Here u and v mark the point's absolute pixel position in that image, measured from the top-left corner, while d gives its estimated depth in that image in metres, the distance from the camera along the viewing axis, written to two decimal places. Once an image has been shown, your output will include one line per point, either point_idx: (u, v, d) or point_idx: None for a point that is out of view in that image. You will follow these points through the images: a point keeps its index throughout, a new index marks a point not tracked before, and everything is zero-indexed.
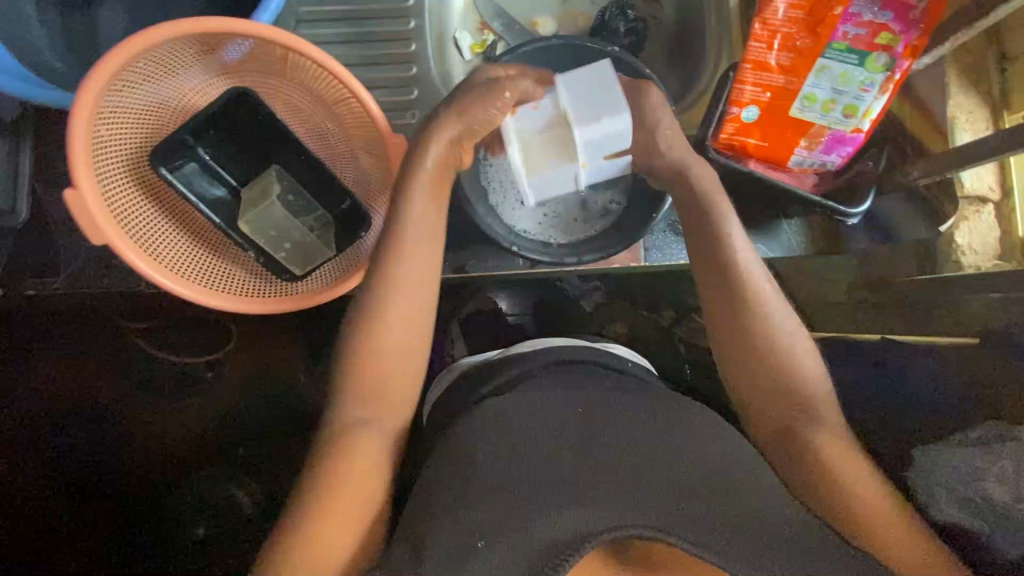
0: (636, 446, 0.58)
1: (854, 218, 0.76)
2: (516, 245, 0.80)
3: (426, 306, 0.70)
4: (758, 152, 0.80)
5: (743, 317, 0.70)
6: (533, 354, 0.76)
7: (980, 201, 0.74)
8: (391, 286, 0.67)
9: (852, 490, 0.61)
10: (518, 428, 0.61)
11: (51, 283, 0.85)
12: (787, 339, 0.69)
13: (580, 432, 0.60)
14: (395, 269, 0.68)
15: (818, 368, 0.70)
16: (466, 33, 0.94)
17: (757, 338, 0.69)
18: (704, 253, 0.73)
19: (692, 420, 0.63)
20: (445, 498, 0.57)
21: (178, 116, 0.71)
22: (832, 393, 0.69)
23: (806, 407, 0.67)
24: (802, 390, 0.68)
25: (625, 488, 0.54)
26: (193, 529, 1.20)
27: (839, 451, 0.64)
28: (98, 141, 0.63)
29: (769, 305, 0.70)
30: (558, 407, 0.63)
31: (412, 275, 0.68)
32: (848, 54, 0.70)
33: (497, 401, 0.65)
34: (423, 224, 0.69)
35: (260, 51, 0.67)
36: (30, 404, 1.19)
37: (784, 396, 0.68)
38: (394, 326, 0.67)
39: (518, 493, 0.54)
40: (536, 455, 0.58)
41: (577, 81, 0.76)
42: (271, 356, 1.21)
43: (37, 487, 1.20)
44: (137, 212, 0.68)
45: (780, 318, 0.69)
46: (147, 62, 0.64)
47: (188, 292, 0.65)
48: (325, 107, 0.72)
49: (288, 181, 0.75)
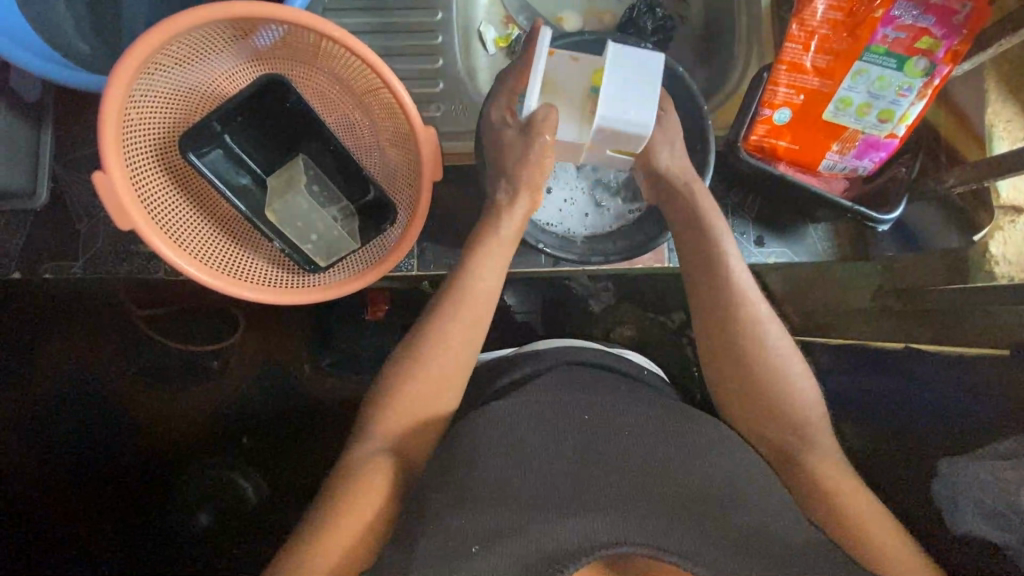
0: (647, 458, 0.57)
1: (886, 224, 0.75)
2: (543, 242, 0.80)
3: (470, 317, 0.73)
4: (788, 155, 0.79)
5: (731, 340, 0.70)
6: (544, 355, 0.75)
7: (1017, 211, 0.72)
8: (447, 316, 0.72)
9: (855, 513, 0.63)
10: (540, 428, 0.60)
11: (62, 265, 0.84)
12: (779, 363, 0.68)
13: (602, 433, 0.59)
14: (458, 304, 0.73)
15: (814, 395, 0.69)
16: (491, 25, 0.93)
17: (750, 358, 0.69)
18: (697, 272, 0.74)
19: (701, 432, 0.62)
20: (448, 493, 0.56)
21: (206, 101, 0.70)
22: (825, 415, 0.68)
23: (798, 429, 0.67)
24: (795, 415, 0.67)
25: (638, 499, 0.53)
26: (196, 518, 1.18)
27: (840, 476, 0.65)
28: (128, 126, 0.63)
29: (761, 328, 0.69)
30: (563, 411, 0.62)
31: (469, 308, 0.73)
32: (886, 58, 0.69)
33: (491, 406, 0.63)
34: (491, 266, 0.75)
35: (292, 37, 0.66)
36: (36, 387, 1.19)
37: (775, 419, 0.67)
38: (440, 338, 0.71)
39: (542, 496, 0.53)
40: (561, 456, 0.57)
41: (626, 64, 0.74)
42: (284, 344, 1.20)
43: (42, 472, 1.19)
44: (163, 198, 0.67)
45: (773, 336, 0.69)
46: (179, 46, 0.62)
47: (212, 280, 0.65)
48: (354, 96, 0.71)
49: (315, 175, 0.76)
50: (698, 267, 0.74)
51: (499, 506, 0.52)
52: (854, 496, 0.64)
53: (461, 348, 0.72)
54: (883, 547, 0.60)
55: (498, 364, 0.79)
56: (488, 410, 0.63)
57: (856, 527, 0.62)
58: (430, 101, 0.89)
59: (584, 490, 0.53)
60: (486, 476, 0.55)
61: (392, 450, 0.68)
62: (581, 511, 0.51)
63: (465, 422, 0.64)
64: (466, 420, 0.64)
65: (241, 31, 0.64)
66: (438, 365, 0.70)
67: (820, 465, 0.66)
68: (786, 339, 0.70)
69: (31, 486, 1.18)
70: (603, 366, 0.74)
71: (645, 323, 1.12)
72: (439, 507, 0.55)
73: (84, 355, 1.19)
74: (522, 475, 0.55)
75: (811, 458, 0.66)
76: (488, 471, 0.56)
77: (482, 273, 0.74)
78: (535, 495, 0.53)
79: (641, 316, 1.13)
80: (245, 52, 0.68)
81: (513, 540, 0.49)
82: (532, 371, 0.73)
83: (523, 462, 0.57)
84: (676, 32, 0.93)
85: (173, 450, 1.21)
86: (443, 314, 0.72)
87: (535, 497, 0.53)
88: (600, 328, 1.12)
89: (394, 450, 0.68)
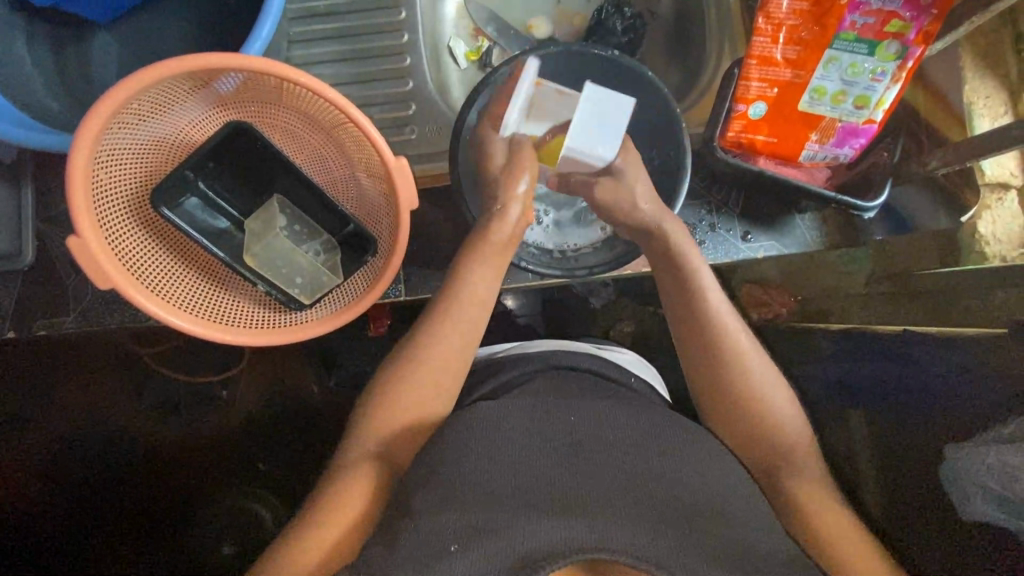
0: (629, 471, 0.56)
1: (871, 212, 0.73)
2: (524, 261, 0.78)
3: (455, 348, 0.72)
4: (766, 148, 0.77)
5: (721, 377, 0.69)
6: (530, 357, 0.75)
7: (1002, 187, 0.72)
8: (429, 339, 0.72)
9: (840, 544, 0.61)
10: (516, 437, 0.59)
11: (47, 314, 0.84)
12: (768, 397, 0.68)
13: (591, 445, 0.59)
14: (453, 315, 0.73)
15: (794, 411, 0.69)
16: (460, 40, 0.94)
17: (740, 395, 0.68)
18: (680, 311, 0.72)
19: (691, 441, 0.61)
20: (425, 498, 0.56)
21: (176, 150, 0.70)
22: (809, 437, 0.68)
23: (783, 455, 0.67)
24: (780, 438, 0.68)
25: (616, 505, 0.52)
26: (220, 548, 1.19)
27: (825, 507, 0.64)
28: (97, 185, 0.63)
29: (747, 367, 0.69)
30: (544, 417, 0.61)
31: (448, 339, 0.72)
32: (856, 44, 0.68)
33: (479, 404, 0.63)
34: (478, 285, 0.73)
35: (254, 81, 0.66)
36: (39, 433, 1.20)
37: (757, 442, 0.68)
38: (430, 367, 0.71)
39: (517, 501, 0.53)
40: (544, 465, 0.56)
41: (597, 106, 0.76)
42: (282, 368, 1.20)
43: (59, 515, 1.20)
44: (142, 251, 0.67)
45: (762, 371, 0.69)
46: (143, 102, 0.63)
47: (197, 328, 0.65)
48: (322, 130, 0.71)
49: (293, 214, 0.76)
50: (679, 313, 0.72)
51: (468, 511, 0.52)
52: (831, 518, 0.63)
53: (457, 355, 0.72)
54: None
55: (484, 368, 0.78)
56: (475, 408, 0.63)
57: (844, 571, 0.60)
58: (404, 123, 0.88)
59: (558, 498, 0.53)
60: (465, 477, 0.56)
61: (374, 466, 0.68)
62: (559, 516, 0.50)
63: (453, 420, 0.63)
64: (453, 418, 0.64)
65: (202, 80, 0.64)
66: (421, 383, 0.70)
67: (799, 492, 0.65)
68: (768, 368, 0.69)
69: (44, 531, 1.20)
70: (590, 369, 0.73)
71: (643, 317, 1.12)
72: (414, 512, 0.55)
73: (86, 400, 1.20)
74: (498, 475, 0.56)
75: (791, 485, 0.66)
76: (469, 472, 0.56)
77: (479, 287, 0.74)
78: (510, 498, 0.53)
79: (640, 311, 1.12)
80: (209, 99, 0.68)
81: (486, 541, 0.49)
82: (520, 375, 0.72)
83: (501, 461, 0.57)
84: (647, 29, 0.92)
85: (182, 484, 1.22)
86: (433, 338, 0.72)
87: (512, 498, 0.53)
88: (599, 327, 1.11)
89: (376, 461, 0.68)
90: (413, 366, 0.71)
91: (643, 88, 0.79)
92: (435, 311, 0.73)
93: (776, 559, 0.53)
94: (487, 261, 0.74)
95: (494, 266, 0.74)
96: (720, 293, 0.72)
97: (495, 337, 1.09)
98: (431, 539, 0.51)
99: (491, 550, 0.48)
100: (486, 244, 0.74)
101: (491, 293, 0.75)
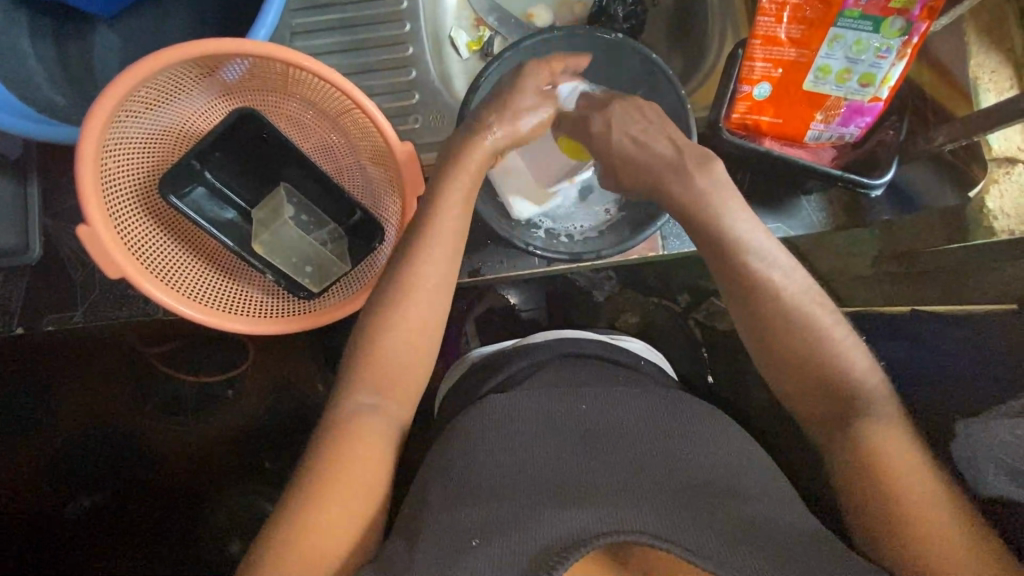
0: (644, 457, 0.56)
1: (878, 189, 0.73)
2: (532, 244, 0.77)
3: (432, 317, 0.68)
4: (772, 130, 0.79)
5: (773, 317, 0.66)
6: (538, 347, 0.75)
7: (1010, 162, 0.72)
8: (400, 309, 0.66)
9: (907, 491, 0.55)
10: (527, 429, 0.59)
11: (55, 311, 0.84)
12: (830, 337, 0.65)
13: (602, 432, 0.59)
14: (405, 306, 0.66)
15: (863, 355, 0.65)
16: (461, 31, 0.93)
17: (794, 337, 0.65)
18: (724, 250, 0.70)
19: (702, 422, 0.62)
20: (441, 493, 0.56)
21: (183, 140, 0.70)
22: (881, 381, 0.63)
23: (846, 399, 0.63)
24: (845, 381, 0.63)
25: (634, 494, 0.52)
26: (227, 546, 1.19)
27: (895, 450, 0.58)
28: (106, 175, 0.63)
29: (803, 305, 0.66)
30: (557, 406, 0.62)
31: (419, 306, 0.67)
32: (861, 21, 0.66)
33: (490, 397, 0.63)
34: (444, 245, 0.68)
35: (259, 69, 0.66)
36: (47, 432, 1.20)
37: (820, 386, 0.64)
38: (405, 339, 0.67)
39: (531, 493, 0.52)
40: (559, 455, 0.57)
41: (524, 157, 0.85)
42: (290, 365, 1.20)
43: (65, 514, 1.20)
44: (151, 242, 0.68)
45: (819, 312, 0.66)
46: (149, 89, 0.63)
47: (207, 317, 0.65)
48: (328, 117, 0.72)
49: (300, 203, 0.75)
50: (728, 256, 0.70)
51: (485, 505, 0.52)
52: (903, 469, 0.57)
53: (420, 348, 0.67)
54: (945, 549, 0.52)
55: (493, 359, 0.78)
56: (486, 401, 0.63)
57: (910, 522, 0.54)
58: (407, 113, 0.88)
59: (574, 487, 0.53)
60: (483, 468, 0.56)
61: None
62: (581, 503, 0.50)
63: (464, 415, 0.63)
64: (464, 414, 0.64)
65: (208, 67, 0.65)
66: (407, 355, 0.67)
67: (872, 435, 0.59)
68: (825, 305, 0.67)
69: (54, 531, 1.20)
70: (598, 356, 0.74)
71: (648, 308, 1.12)
72: (431, 507, 0.55)
73: (94, 398, 1.20)
74: (514, 466, 0.56)
75: (863, 426, 0.60)
76: (483, 465, 0.56)
77: (443, 246, 0.68)
78: (527, 488, 0.53)
79: (644, 302, 1.12)
80: (213, 87, 0.68)
81: (509, 531, 0.48)
82: (528, 365, 0.72)
83: (516, 453, 0.57)
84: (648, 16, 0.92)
85: (188, 482, 1.22)
86: (402, 308, 0.66)
87: (528, 489, 0.53)
88: (604, 319, 1.11)
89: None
90: (395, 335, 0.66)
91: (646, 73, 0.80)
92: (402, 279, 0.67)
93: (792, 534, 0.52)
94: (449, 217, 0.69)
95: (450, 255, 0.69)
96: (758, 235, 0.70)
97: (502, 330, 1.08)
98: (452, 533, 0.50)
99: (516, 540, 0.47)
100: (443, 219, 0.68)
101: (448, 278, 0.69)
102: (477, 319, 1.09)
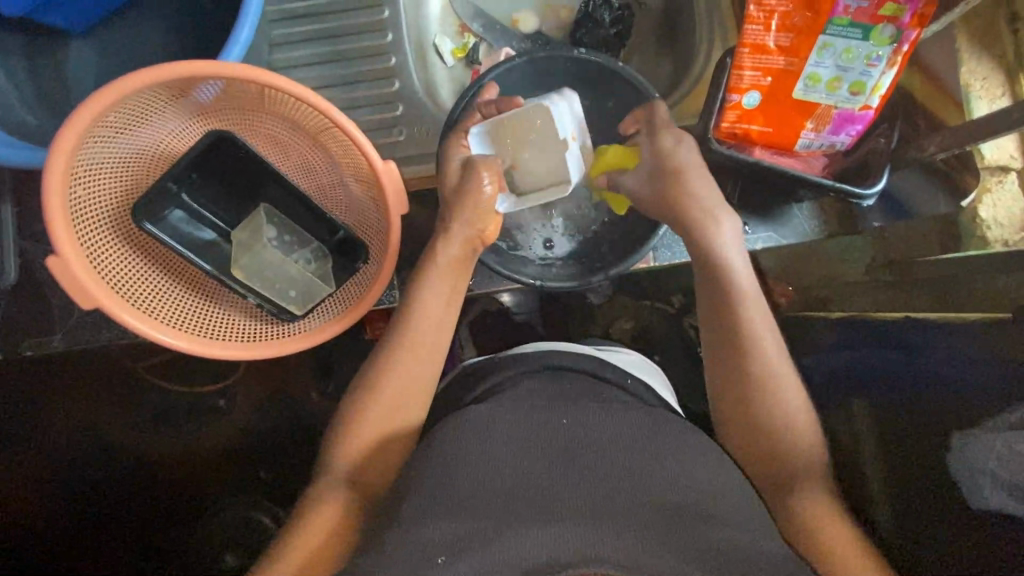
0: (622, 473, 0.55)
1: (870, 198, 0.72)
2: (538, 278, 0.78)
3: (426, 376, 0.70)
4: (762, 139, 0.77)
5: (736, 349, 0.68)
6: (525, 358, 0.73)
7: (1003, 170, 0.71)
8: (386, 367, 0.69)
9: (838, 553, 0.60)
10: (511, 443, 0.58)
11: (31, 334, 0.82)
12: (784, 390, 0.67)
13: (580, 445, 0.57)
14: (398, 354, 0.70)
15: (805, 418, 0.67)
16: (446, 38, 0.91)
17: (752, 372, 0.67)
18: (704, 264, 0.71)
19: (683, 438, 0.61)
20: (413, 506, 0.55)
21: (159, 162, 0.68)
22: (817, 445, 0.67)
23: (788, 463, 0.66)
24: (790, 443, 0.67)
25: (613, 514, 0.50)
26: (222, 558, 1.17)
27: (824, 515, 0.63)
28: (76, 202, 0.61)
29: (767, 344, 0.68)
30: (538, 418, 0.60)
31: (407, 361, 0.70)
32: (851, 29, 0.66)
33: (469, 410, 0.62)
34: (438, 301, 0.72)
35: (233, 88, 0.64)
36: (31, 453, 1.18)
37: (768, 446, 0.67)
38: (388, 389, 0.68)
39: (510, 510, 0.51)
40: (541, 474, 0.55)
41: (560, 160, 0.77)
42: (277, 377, 1.18)
43: (54, 535, 1.18)
44: (125, 267, 0.66)
45: (778, 359, 0.68)
46: (120, 113, 0.61)
47: (182, 343, 0.63)
48: (308, 136, 0.70)
49: (283, 224, 0.74)
50: (704, 269, 0.70)
51: (463, 522, 0.51)
52: (834, 531, 0.62)
53: (403, 403, 0.69)
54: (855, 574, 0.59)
55: (478, 368, 0.76)
56: (466, 413, 0.62)
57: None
58: (391, 125, 0.87)
59: (553, 505, 0.51)
60: (460, 481, 0.55)
61: (365, 478, 0.67)
62: (555, 519, 0.50)
63: (446, 427, 0.62)
64: (446, 422, 0.62)
65: (180, 90, 0.63)
66: (393, 401, 0.68)
67: (805, 503, 0.64)
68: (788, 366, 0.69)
69: (38, 551, 1.18)
70: (585, 371, 0.72)
71: (642, 313, 1.10)
72: (403, 523, 0.53)
73: (79, 417, 1.18)
74: (487, 478, 0.55)
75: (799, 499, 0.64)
76: (461, 481, 0.55)
77: (430, 304, 0.71)
78: (505, 502, 0.52)
79: (637, 306, 1.10)
80: (189, 109, 0.66)
81: (477, 549, 0.48)
82: (515, 375, 0.71)
83: (493, 464, 0.56)
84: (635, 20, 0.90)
85: (177, 497, 1.20)
86: (391, 361, 0.70)
87: (507, 506, 0.52)
88: (598, 327, 1.09)
89: (363, 478, 0.67)
90: (386, 384, 0.69)
91: (627, 84, 0.79)
92: (399, 335, 0.71)
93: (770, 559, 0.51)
94: (449, 271, 0.73)
95: (444, 309, 0.72)
96: (741, 259, 0.71)
97: (495, 338, 1.07)
98: (419, 547, 0.49)
99: (483, 557, 0.47)
100: (442, 272, 0.72)
101: (443, 326, 0.72)
102: (470, 328, 1.07)
